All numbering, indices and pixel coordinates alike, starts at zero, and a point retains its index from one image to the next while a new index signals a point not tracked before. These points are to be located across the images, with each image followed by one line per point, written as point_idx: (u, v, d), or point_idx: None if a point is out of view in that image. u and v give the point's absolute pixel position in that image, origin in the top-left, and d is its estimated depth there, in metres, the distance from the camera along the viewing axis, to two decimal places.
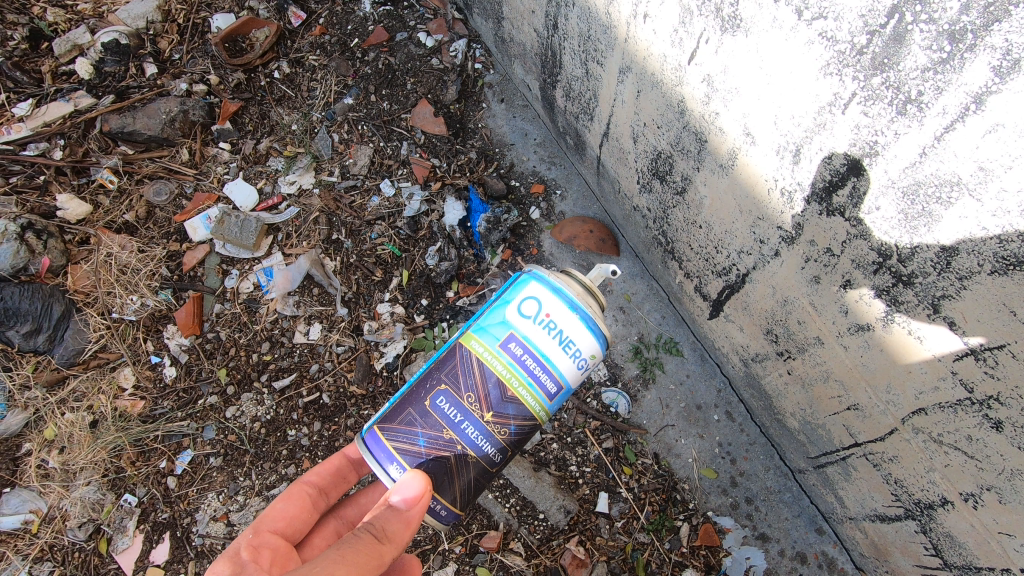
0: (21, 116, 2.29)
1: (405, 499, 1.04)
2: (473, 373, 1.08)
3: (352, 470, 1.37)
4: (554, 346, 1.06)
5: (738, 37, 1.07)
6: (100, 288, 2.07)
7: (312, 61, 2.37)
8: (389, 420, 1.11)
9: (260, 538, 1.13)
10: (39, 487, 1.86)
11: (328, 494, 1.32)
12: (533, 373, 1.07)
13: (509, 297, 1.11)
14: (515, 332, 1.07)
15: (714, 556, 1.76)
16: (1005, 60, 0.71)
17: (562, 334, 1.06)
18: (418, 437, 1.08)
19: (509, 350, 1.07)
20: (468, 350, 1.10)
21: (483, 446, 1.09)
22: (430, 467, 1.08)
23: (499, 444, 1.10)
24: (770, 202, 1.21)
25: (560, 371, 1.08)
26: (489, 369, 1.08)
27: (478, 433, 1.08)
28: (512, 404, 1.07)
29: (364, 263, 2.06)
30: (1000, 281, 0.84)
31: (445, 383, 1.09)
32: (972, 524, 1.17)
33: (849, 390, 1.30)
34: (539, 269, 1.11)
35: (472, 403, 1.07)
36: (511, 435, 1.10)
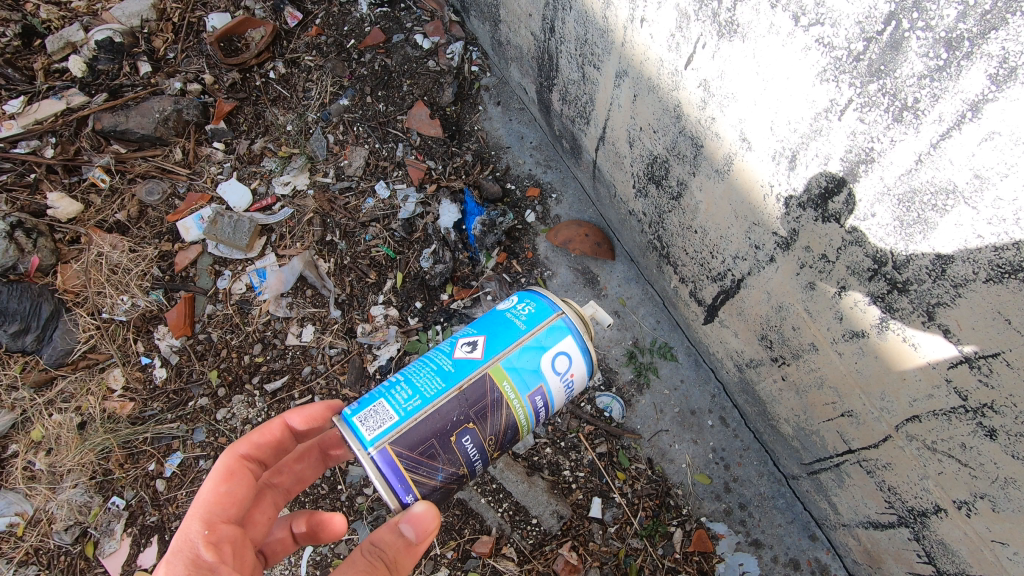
0: (12, 113, 2.26)
1: (421, 535, 1.04)
2: (500, 413, 1.14)
3: (291, 440, 1.26)
4: (564, 397, 1.22)
5: (735, 42, 1.07)
6: (91, 287, 2.05)
7: (307, 61, 2.36)
8: (407, 446, 1.06)
9: (217, 533, 1.02)
10: (25, 489, 1.84)
11: (266, 465, 1.21)
12: (538, 417, 1.21)
13: (543, 343, 1.17)
14: (544, 380, 1.17)
15: (707, 562, 1.75)
16: (1002, 68, 0.71)
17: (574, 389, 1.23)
18: (436, 471, 1.09)
19: (534, 399, 1.17)
20: (499, 393, 1.14)
21: (476, 475, 1.19)
22: (438, 496, 1.11)
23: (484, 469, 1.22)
24: (766, 208, 1.21)
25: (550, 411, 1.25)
26: (513, 416, 1.16)
27: (482, 465, 1.17)
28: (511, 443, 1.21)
29: (358, 265, 2.05)
30: (995, 289, 0.84)
31: (474, 422, 1.12)
32: (966, 532, 1.17)
33: (843, 397, 1.30)
34: (572, 323, 1.19)
35: (491, 443, 1.15)
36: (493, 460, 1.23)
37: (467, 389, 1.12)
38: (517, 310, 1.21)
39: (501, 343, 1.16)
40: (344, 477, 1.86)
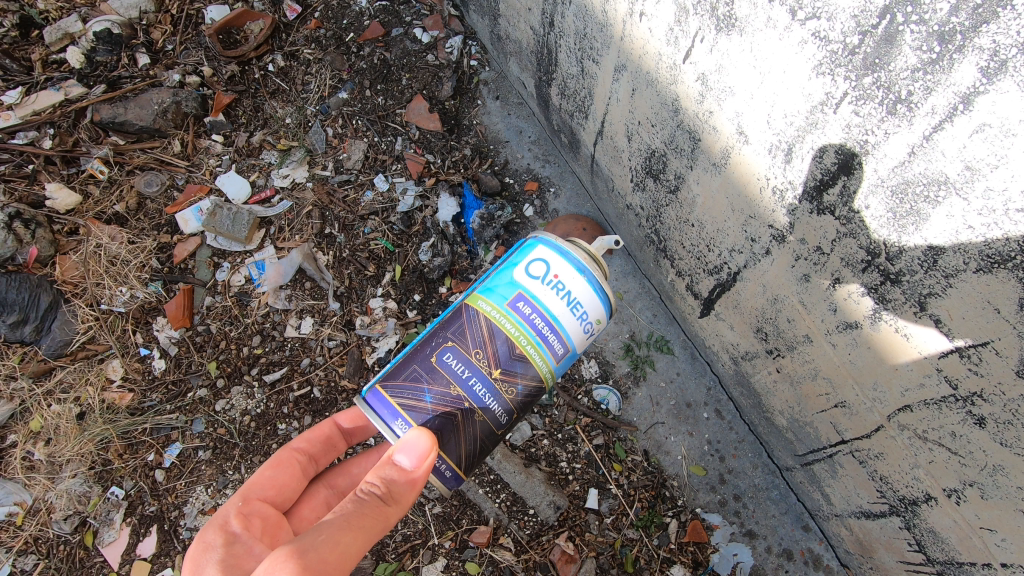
0: (10, 104, 2.26)
1: (412, 459, 1.02)
2: (484, 333, 1.08)
3: (341, 439, 1.38)
4: (563, 306, 1.08)
5: (733, 36, 1.09)
6: (89, 279, 2.05)
7: (306, 54, 2.36)
8: (391, 377, 1.09)
9: (249, 506, 1.13)
10: (24, 479, 1.84)
11: (317, 461, 1.32)
12: (542, 333, 1.08)
13: (515, 259, 1.12)
14: (523, 290, 1.09)
15: (702, 552, 1.77)
16: (992, 61, 0.73)
17: (570, 289, 1.08)
18: (424, 393, 1.08)
19: (517, 308, 1.08)
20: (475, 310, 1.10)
21: (491, 405, 1.08)
22: (436, 425, 1.07)
23: (506, 404, 1.10)
24: (762, 201, 1.22)
25: (567, 332, 1.09)
26: (496, 328, 1.08)
27: (486, 391, 1.08)
28: (522, 366, 1.08)
29: (357, 258, 2.06)
30: (985, 278, 0.86)
31: (454, 339, 1.09)
32: (955, 520, 1.20)
33: (836, 388, 1.32)
34: (544, 233, 1.13)
35: (481, 360, 1.07)
36: (518, 395, 1.10)
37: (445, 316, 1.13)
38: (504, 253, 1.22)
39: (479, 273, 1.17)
40: None
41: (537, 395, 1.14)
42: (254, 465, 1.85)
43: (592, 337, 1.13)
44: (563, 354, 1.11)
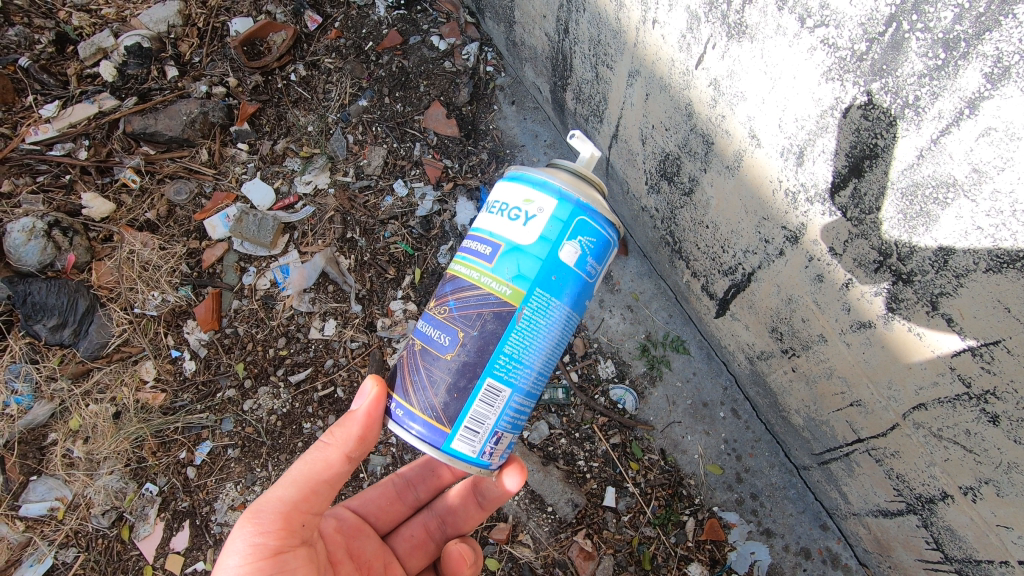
0: (47, 117, 2.36)
1: (358, 398, 1.17)
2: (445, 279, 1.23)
3: (443, 470, 1.51)
4: (481, 217, 1.16)
5: (744, 43, 1.11)
6: (123, 283, 2.13)
7: (327, 64, 2.42)
8: None
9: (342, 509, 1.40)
10: (64, 475, 1.93)
11: (415, 487, 1.49)
12: (466, 248, 1.16)
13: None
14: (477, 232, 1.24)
15: (719, 551, 1.79)
16: (996, 67, 0.75)
17: (487, 203, 1.18)
18: None
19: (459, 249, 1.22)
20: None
21: (430, 335, 1.14)
22: (391, 372, 1.18)
23: (445, 327, 1.12)
24: (775, 203, 1.24)
25: (487, 232, 1.13)
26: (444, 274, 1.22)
27: (425, 325, 1.16)
28: (455, 286, 1.13)
29: (378, 261, 2.11)
30: (995, 278, 0.87)
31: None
32: (971, 517, 1.20)
33: (851, 386, 1.33)
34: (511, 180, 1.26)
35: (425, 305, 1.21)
36: (452, 311, 1.12)
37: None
38: None
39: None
40: (366, 465, 1.92)
41: (485, 312, 1.08)
42: (280, 462, 1.92)
43: (529, 225, 1.09)
44: (494, 252, 1.10)
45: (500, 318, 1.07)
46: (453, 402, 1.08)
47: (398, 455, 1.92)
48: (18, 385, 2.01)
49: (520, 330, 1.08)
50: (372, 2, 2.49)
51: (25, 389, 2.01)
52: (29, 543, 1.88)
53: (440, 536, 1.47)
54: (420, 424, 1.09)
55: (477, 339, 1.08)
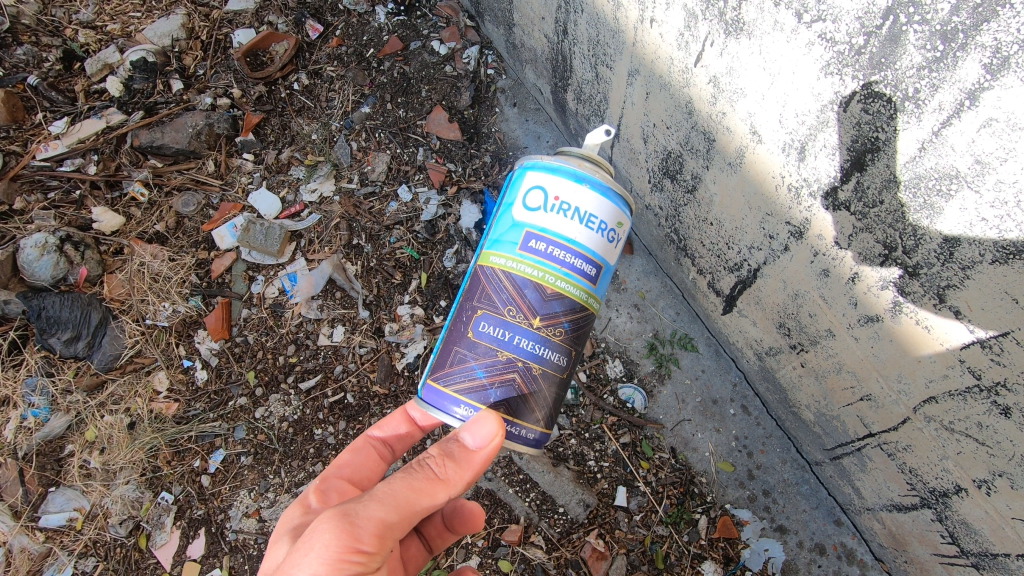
0: (57, 133, 2.40)
1: (478, 437, 1.09)
2: (498, 280, 1.17)
3: (419, 430, 1.42)
4: (574, 226, 1.15)
5: (742, 39, 1.11)
6: (134, 295, 2.16)
7: (329, 72, 2.44)
8: (438, 368, 1.20)
9: (327, 483, 1.29)
10: (82, 486, 1.96)
11: (393, 446, 1.40)
12: (562, 262, 1.15)
13: (513, 200, 1.22)
14: (520, 226, 1.18)
15: (733, 548, 1.78)
16: (995, 58, 0.74)
17: (573, 206, 1.16)
18: (475, 369, 1.16)
19: (531, 249, 1.16)
20: (487, 258, 1.21)
21: (541, 353, 1.16)
22: (499, 395, 1.15)
23: (558, 345, 1.18)
24: (779, 199, 1.24)
25: (585, 247, 1.17)
26: (519, 277, 1.16)
27: (530, 343, 1.16)
28: (542, 294, 1.15)
29: (384, 267, 2.13)
30: (1001, 269, 0.87)
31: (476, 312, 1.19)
32: (986, 511, 1.19)
33: (861, 381, 1.32)
34: (533, 161, 1.22)
35: (511, 314, 1.15)
36: (566, 330, 1.18)
37: (463, 290, 1.24)
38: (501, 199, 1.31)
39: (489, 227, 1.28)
40: None
41: (588, 327, 1.22)
42: (293, 468, 1.94)
43: (619, 246, 1.22)
44: (594, 272, 1.19)
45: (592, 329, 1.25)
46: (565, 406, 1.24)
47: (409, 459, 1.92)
48: (35, 398, 2.04)
49: None
50: (372, 10, 2.51)
51: (41, 402, 2.04)
52: (48, 553, 1.91)
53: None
54: (542, 433, 1.20)
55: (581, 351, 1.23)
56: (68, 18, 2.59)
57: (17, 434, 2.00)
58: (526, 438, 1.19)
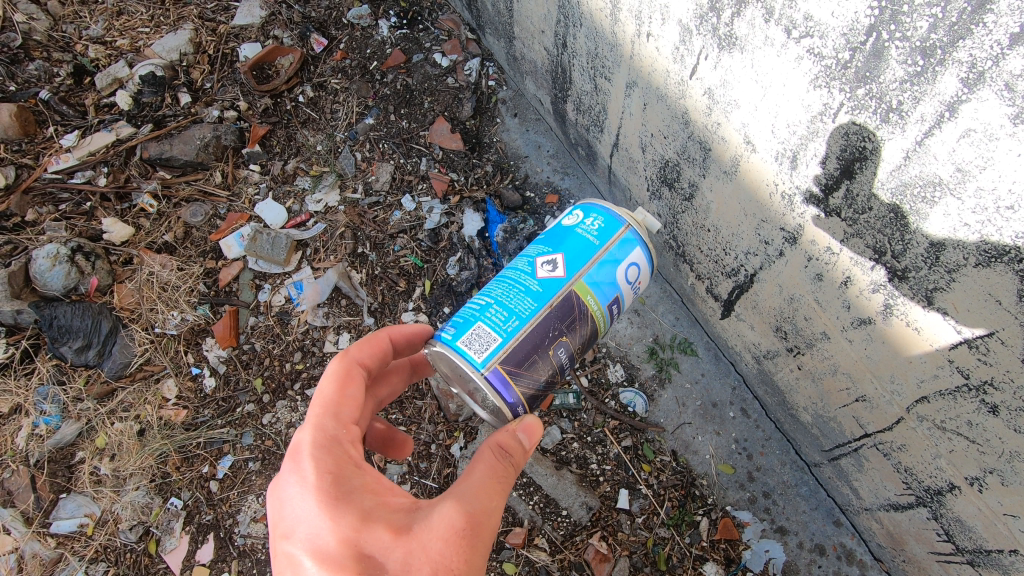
0: (67, 146, 2.45)
1: (530, 437, 1.12)
2: (585, 323, 1.27)
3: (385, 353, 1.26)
4: (627, 298, 1.36)
5: (735, 54, 1.16)
6: (144, 304, 2.20)
7: (334, 84, 2.50)
8: (512, 360, 1.16)
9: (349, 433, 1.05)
10: (92, 492, 1.99)
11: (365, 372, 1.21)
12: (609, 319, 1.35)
13: (616, 256, 1.31)
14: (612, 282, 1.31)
15: (734, 550, 1.80)
16: (971, 72, 0.79)
17: (637, 285, 1.37)
18: (538, 380, 1.21)
19: (609, 306, 1.31)
20: (585, 295, 1.26)
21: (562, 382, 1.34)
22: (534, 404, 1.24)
23: None
24: (773, 206, 1.28)
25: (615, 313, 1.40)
26: (594, 322, 1.29)
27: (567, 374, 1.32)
28: (591, 340, 1.31)
29: (388, 275, 2.17)
30: (985, 272, 0.90)
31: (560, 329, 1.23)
32: (980, 508, 1.22)
33: (856, 382, 1.36)
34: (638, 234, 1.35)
35: (577, 352, 1.29)
36: None
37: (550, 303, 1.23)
38: (589, 224, 1.33)
39: (580, 252, 1.28)
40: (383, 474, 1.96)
41: None
42: None
43: None
44: None
45: None
46: None
47: (414, 463, 1.95)
48: (46, 406, 2.07)
49: None
50: (375, 24, 2.57)
51: (52, 410, 2.07)
52: (59, 559, 1.93)
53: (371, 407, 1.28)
54: None
55: None
56: (79, 34, 2.66)
57: (29, 442, 2.04)
58: None
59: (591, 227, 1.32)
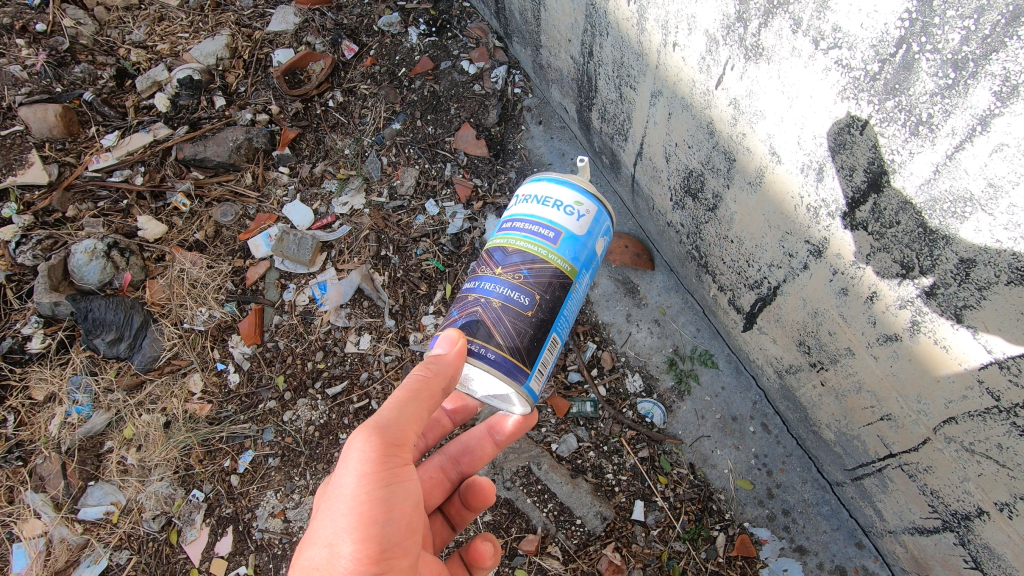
0: (108, 146, 2.54)
1: (446, 345, 1.25)
2: (490, 255, 1.41)
3: (446, 418, 1.59)
4: (573, 217, 1.39)
5: (761, 64, 1.15)
6: (174, 300, 2.27)
7: (363, 90, 2.55)
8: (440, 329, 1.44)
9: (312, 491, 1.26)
10: (119, 481, 2.04)
11: (425, 437, 1.57)
12: (529, 231, 1.38)
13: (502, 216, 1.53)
14: (598, 255, 1.49)
15: (751, 567, 1.77)
16: (1004, 86, 0.77)
17: (565, 199, 1.40)
18: (453, 314, 1.37)
19: (507, 228, 1.43)
20: (561, 275, 1.36)
21: (504, 293, 1.32)
22: (465, 323, 1.32)
23: (520, 288, 1.32)
24: (798, 218, 1.26)
25: (554, 222, 1.38)
26: (494, 250, 1.41)
27: (492, 285, 1.35)
28: (506, 252, 1.38)
29: (410, 278, 2.20)
30: (1016, 290, 0.88)
31: (527, 310, 1.31)
32: (1009, 534, 1.18)
33: (881, 400, 1.33)
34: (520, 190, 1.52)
35: (489, 269, 1.39)
36: (528, 278, 1.33)
37: (578, 283, 1.41)
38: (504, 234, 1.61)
39: (593, 225, 1.43)
40: None
41: (554, 280, 1.35)
42: (319, 471, 1.99)
43: (581, 220, 1.40)
44: (557, 238, 1.37)
45: (563, 288, 1.37)
46: (533, 347, 1.31)
47: None
48: (79, 395, 2.14)
49: (574, 299, 1.40)
50: (405, 31, 2.62)
51: (84, 399, 2.14)
52: (86, 545, 1.98)
53: (455, 475, 1.54)
54: (501, 359, 1.26)
55: (550, 302, 1.34)
56: (122, 39, 2.77)
57: (61, 430, 2.11)
58: (484, 358, 1.26)
59: (575, 204, 1.40)
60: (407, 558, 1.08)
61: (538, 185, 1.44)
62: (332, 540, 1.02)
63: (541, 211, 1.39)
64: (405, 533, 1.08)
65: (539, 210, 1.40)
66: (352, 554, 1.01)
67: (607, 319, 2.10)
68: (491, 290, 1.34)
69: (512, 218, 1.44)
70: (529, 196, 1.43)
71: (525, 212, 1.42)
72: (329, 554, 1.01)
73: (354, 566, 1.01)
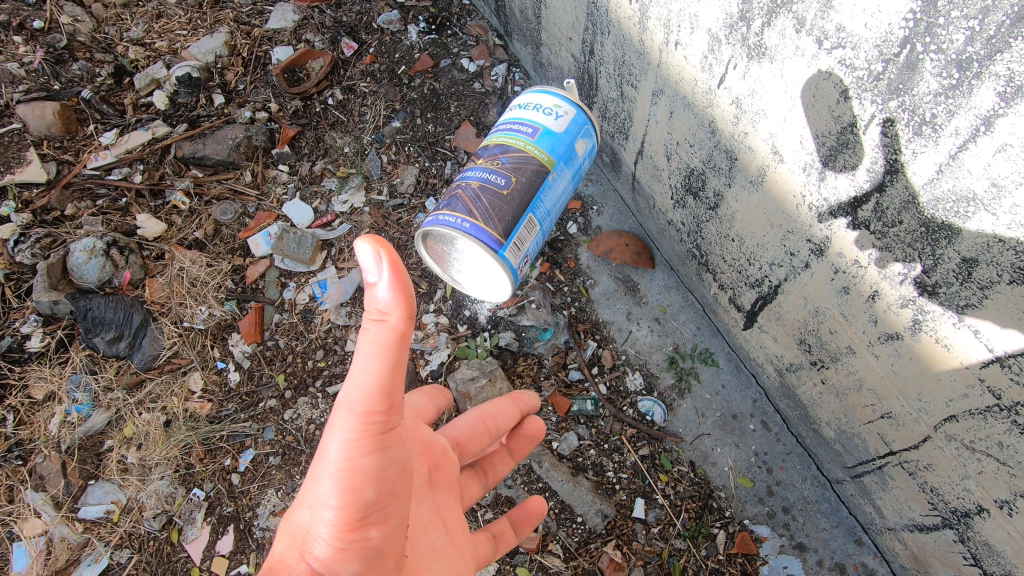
0: (107, 144, 2.53)
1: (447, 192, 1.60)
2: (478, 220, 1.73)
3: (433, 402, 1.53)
4: (552, 117, 1.62)
5: (764, 63, 1.15)
6: (173, 299, 2.26)
7: (362, 88, 2.54)
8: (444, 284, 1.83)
9: None
10: (119, 480, 2.03)
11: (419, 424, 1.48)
12: (510, 129, 1.65)
13: None
14: (580, 155, 1.70)
15: (751, 564, 1.78)
16: (1009, 86, 0.78)
17: (546, 102, 1.63)
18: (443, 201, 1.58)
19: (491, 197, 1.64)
20: (536, 162, 1.58)
21: (487, 177, 1.57)
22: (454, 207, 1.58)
23: (500, 173, 1.57)
24: (800, 217, 1.27)
25: (534, 120, 1.62)
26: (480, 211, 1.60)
27: (478, 171, 1.60)
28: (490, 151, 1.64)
29: (411, 276, 2.20)
30: (1018, 290, 0.89)
31: (504, 189, 1.55)
32: (1009, 532, 1.19)
33: (881, 399, 1.33)
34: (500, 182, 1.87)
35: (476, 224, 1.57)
36: (506, 164, 1.58)
37: (555, 174, 1.63)
38: None
39: (571, 124, 1.64)
40: None
41: (528, 168, 1.58)
42: None
43: (558, 119, 1.62)
44: (535, 133, 1.60)
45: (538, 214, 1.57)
46: (506, 222, 1.52)
47: None
48: (79, 394, 2.14)
49: (547, 187, 1.61)
50: (405, 29, 2.61)
51: (84, 398, 2.13)
52: (87, 544, 1.98)
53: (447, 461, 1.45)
54: (474, 227, 1.50)
55: (526, 183, 1.57)
56: (120, 36, 2.75)
57: (61, 429, 2.10)
58: (462, 229, 1.51)
59: (554, 106, 1.63)
60: (389, 525, 1.03)
61: (524, 97, 1.68)
62: (314, 503, 0.99)
63: (523, 113, 1.64)
64: (387, 498, 1.03)
65: (522, 114, 1.64)
66: (332, 517, 0.97)
67: (608, 317, 2.10)
68: (473, 176, 1.60)
69: (496, 128, 1.71)
70: (515, 105, 1.68)
71: (511, 117, 1.67)
72: (311, 515, 0.99)
73: (334, 529, 0.98)
